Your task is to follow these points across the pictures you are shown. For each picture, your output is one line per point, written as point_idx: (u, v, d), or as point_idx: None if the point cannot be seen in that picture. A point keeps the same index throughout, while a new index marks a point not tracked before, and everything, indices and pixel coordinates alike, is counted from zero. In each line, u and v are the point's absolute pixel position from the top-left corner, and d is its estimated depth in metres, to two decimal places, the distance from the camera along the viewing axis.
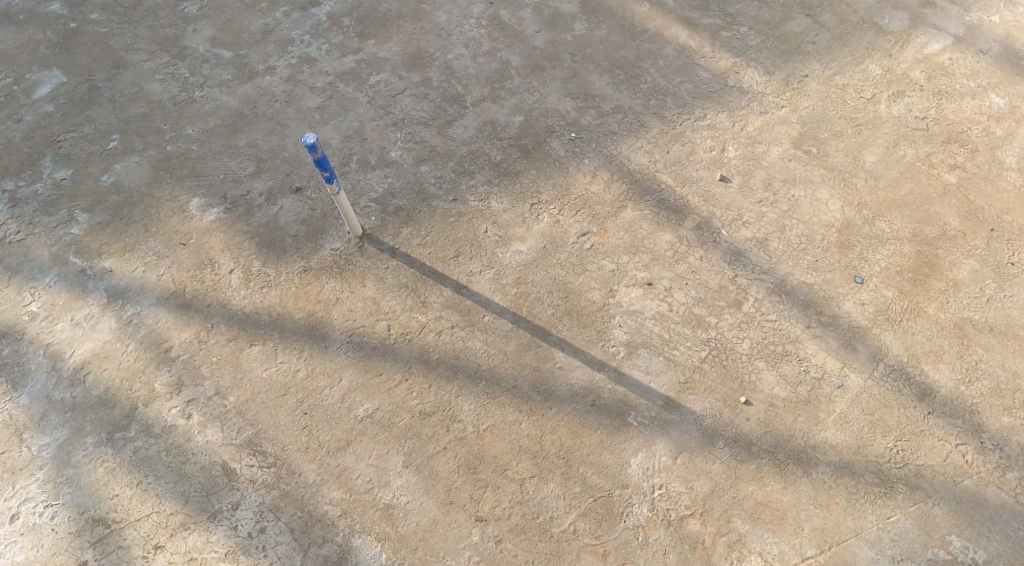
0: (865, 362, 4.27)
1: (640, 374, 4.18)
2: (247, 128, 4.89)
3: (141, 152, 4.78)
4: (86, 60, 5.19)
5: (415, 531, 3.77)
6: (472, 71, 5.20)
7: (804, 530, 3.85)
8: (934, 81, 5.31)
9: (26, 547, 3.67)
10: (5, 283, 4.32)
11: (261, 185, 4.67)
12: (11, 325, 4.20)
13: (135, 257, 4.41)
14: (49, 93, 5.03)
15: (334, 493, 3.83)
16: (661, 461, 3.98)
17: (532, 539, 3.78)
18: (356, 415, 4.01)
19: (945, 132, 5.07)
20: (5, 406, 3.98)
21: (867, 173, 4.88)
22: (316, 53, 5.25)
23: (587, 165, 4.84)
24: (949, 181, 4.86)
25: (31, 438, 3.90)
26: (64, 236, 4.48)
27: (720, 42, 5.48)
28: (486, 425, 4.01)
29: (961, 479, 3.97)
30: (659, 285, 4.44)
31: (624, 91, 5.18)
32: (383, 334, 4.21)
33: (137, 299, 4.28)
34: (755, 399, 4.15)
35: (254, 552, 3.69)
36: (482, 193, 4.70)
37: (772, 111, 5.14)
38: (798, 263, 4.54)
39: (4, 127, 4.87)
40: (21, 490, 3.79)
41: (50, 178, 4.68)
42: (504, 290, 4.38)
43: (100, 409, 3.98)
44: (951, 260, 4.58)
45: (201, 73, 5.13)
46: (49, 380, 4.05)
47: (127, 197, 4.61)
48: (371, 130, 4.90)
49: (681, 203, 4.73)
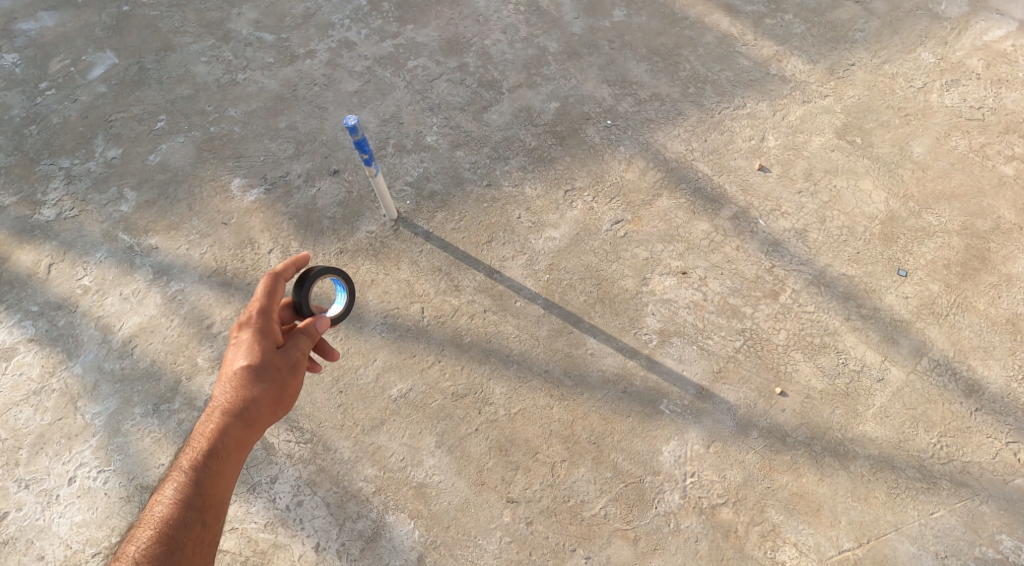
0: (907, 355, 4.18)
1: (672, 362, 4.17)
2: (288, 111, 5.01)
3: (187, 133, 4.94)
4: (137, 42, 5.38)
5: (448, 510, 3.83)
6: (509, 57, 5.23)
7: (841, 523, 3.80)
8: (993, 69, 5.15)
9: (81, 509, 3.84)
10: (61, 258, 4.51)
11: (300, 167, 4.78)
12: (66, 297, 4.39)
13: (180, 235, 4.57)
14: (101, 74, 5.23)
15: (368, 470, 3.91)
16: (694, 449, 3.96)
17: (563, 522, 3.81)
18: (390, 395, 4.09)
19: (1004, 123, 4.91)
20: (61, 374, 4.17)
21: (915, 164, 4.77)
22: (355, 37, 5.35)
23: (623, 153, 4.83)
24: (1004, 173, 4.72)
25: (85, 407, 4.08)
26: (115, 213, 4.66)
27: (763, 29, 5.41)
28: (517, 409, 4.05)
29: (1012, 478, 3.88)
30: (694, 274, 4.42)
31: (663, 78, 5.15)
32: (417, 317, 4.29)
33: (182, 276, 4.43)
34: (791, 390, 4.10)
35: (291, 524, 3.80)
36: (516, 179, 4.73)
37: (816, 100, 5.05)
38: (839, 255, 4.46)
39: (61, 107, 5.09)
40: (76, 454, 3.96)
41: (103, 157, 4.87)
42: (536, 276, 4.41)
43: (147, 380, 4.13)
44: (1004, 254, 4.45)
45: (245, 56, 5.27)
46: (100, 352, 4.22)
47: (172, 176, 4.78)
48: (408, 115, 4.98)
49: (719, 192, 4.69)
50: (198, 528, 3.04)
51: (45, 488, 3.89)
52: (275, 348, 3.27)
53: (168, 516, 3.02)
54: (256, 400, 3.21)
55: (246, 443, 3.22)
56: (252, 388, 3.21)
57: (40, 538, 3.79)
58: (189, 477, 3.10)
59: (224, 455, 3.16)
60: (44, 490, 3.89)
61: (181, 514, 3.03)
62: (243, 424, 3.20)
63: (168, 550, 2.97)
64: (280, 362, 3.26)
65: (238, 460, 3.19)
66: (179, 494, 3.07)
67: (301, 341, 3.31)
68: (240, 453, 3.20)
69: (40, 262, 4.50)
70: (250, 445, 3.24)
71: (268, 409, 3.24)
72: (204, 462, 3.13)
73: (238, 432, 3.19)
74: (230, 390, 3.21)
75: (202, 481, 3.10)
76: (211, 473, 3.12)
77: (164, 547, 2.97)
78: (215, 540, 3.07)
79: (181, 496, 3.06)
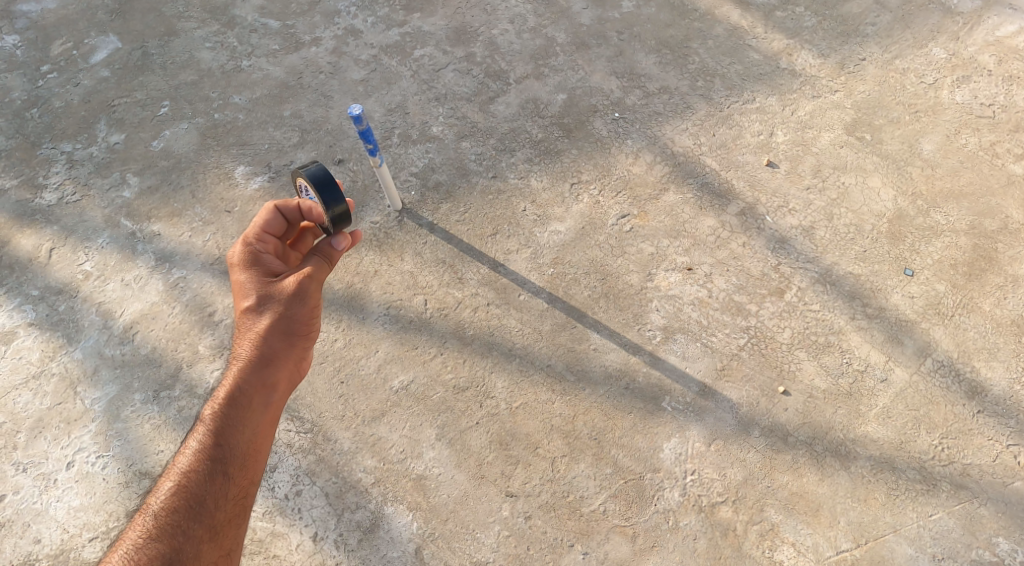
0: (911, 356, 4.15)
1: (676, 359, 4.14)
2: (293, 99, 4.96)
3: (190, 120, 4.90)
4: (140, 27, 5.33)
5: (447, 502, 3.82)
6: (516, 47, 5.18)
7: (840, 523, 3.79)
8: (1005, 66, 5.09)
9: (80, 494, 3.83)
10: (62, 242, 4.48)
11: (305, 156, 4.74)
12: (66, 282, 4.36)
13: (183, 223, 4.53)
14: (104, 58, 5.18)
15: (368, 461, 3.90)
16: (695, 447, 3.94)
17: (561, 517, 3.80)
18: (392, 386, 4.07)
19: (1014, 120, 4.86)
20: (61, 360, 4.15)
21: (924, 162, 4.72)
22: (361, 25, 5.29)
23: (630, 146, 4.78)
24: (1014, 172, 4.67)
25: (85, 392, 4.06)
26: (117, 199, 4.63)
27: (773, 22, 5.35)
28: (519, 403, 4.03)
29: (1011, 481, 3.86)
30: (699, 271, 4.39)
31: (671, 71, 5.09)
32: (420, 309, 4.26)
33: (184, 264, 4.40)
34: (794, 390, 4.08)
35: (289, 514, 3.79)
36: (522, 171, 4.68)
37: (825, 95, 5.00)
38: (845, 253, 4.43)
39: (63, 91, 5.04)
40: (75, 439, 3.95)
41: (105, 142, 4.83)
42: (541, 270, 4.38)
43: (147, 367, 4.11)
44: (1011, 254, 4.41)
45: (249, 42, 5.21)
46: (101, 337, 4.20)
47: (175, 163, 4.74)
48: (413, 105, 4.93)
49: (726, 187, 4.65)
50: (226, 475, 3.07)
51: (44, 472, 3.88)
52: (291, 284, 3.28)
53: (196, 468, 3.05)
54: (271, 343, 3.26)
55: (265, 386, 3.23)
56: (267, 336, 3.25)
57: (37, 521, 3.78)
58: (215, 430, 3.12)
59: (245, 403, 3.18)
60: (42, 474, 3.88)
61: (207, 464, 3.07)
62: (259, 366, 3.24)
63: (196, 498, 3.00)
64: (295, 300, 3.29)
65: (259, 404, 3.21)
66: (201, 445, 3.09)
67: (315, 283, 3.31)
68: (263, 396, 3.22)
69: (41, 247, 4.47)
70: (270, 388, 3.25)
71: (281, 348, 3.28)
72: (226, 411, 3.15)
73: (255, 380, 3.21)
74: (247, 341, 3.25)
75: (225, 428, 3.13)
76: (234, 419, 3.15)
77: (191, 495, 3.00)
78: (246, 485, 3.11)
79: (203, 447, 3.08)
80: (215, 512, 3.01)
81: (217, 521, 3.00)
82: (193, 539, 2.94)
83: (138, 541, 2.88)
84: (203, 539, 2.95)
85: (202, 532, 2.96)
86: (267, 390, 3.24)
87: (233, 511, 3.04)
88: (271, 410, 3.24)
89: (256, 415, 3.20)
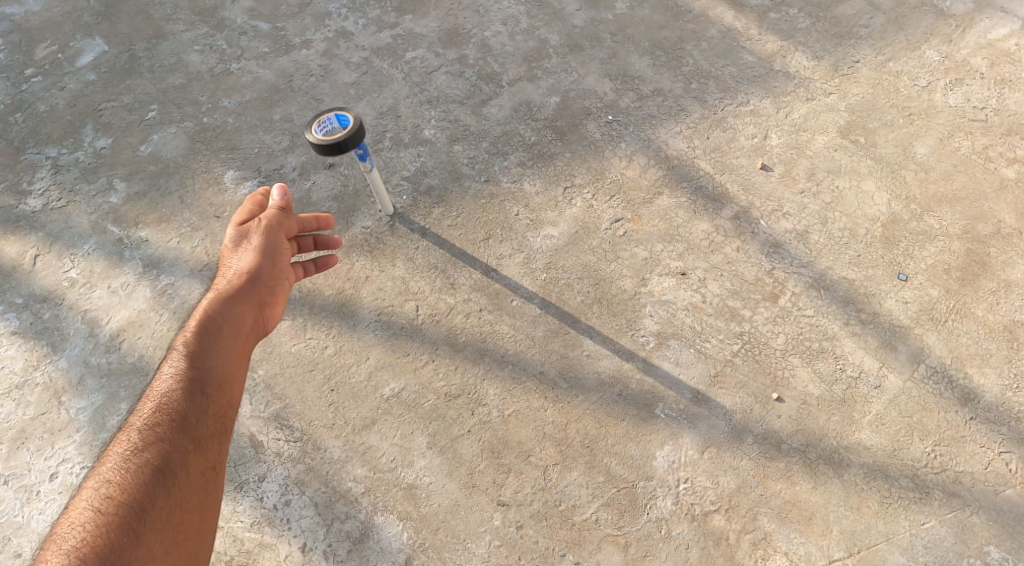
0: (905, 362, 4.13)
1: (669, 366, 4.11)
2: (283, 102, 4.89)
3: (179, 124, 4.82)
4: (127, 29, 5.24)
5: (438, 512, 3.78)
6: (509, 49, 5.12)
7: (833, 532, 3.77)
8: (997, 68, 5.07)
9: (63, 505, 3.76)
10: (47, 249, 4.40)
11: (295, 160, 4.67)
12: (51, 290, 4.28)
13: (171, 228, 4.46)
14: (90, 61, 5.09)
15: (358, 470, 3.85)
16: (688, 455, 3.91)
17: (553, 526, 3.76)
18: (382, 394, 4.02)
19: (1006, 124, 4.84)
20: (45, 368, 4.08)
21: (918, 166, 4.70)
22: (352, 26, 5.22)
23: (623, 149, 4.74)
24: (1006, 176, 4.65)
25: (70, 401, 3.99)
26: (104, 204, 4.55)
27: (767, 24, 5.31)
28: (511, 411, 3.99)
29: (1003, 489, 3.85)
30: (693, 276, 4.35)
31: (665, 73, 5.05)
32: (411, 315, 4.21)
33: (172, 270, 4.33)
34: (788, 396, 4.05)
35: (278, 524, 3.74)
36: (515, 175, 4.63)
37: (819, 98, 4.97)
38: (839, 258, 4.40)
39: (48, 94, 4.95)
40: (60, 450, 3.88)
41: (91, 147, 4.75)
42: (534, 275, 4.33)
43: (134, 376, 4.05)
44: (1004, 259, 4.40)
45: (239, 44, 5.14)
46: (87, 346, 4.13)
47: (163, 167, 4.66)
48: (405, 108, 4.87)
49: (720, 191, 4.61)
50: (187, 418, 3.05)
51: (26, 484, 3.82)
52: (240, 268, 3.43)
53: (156, 412, 3.04)
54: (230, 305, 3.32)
55: (225, 339, 3.26)
56: (234, 294, 3.33)
57: (19, 534, 3.72)
58: (174, 378, 3.12)
59: (218, 328, 3.27)
60: (24, 485, 3.81)
61: (186, 383, 3.12)
62: (218, 322, 3.28)
63: (160, 437, 2.98)
64: (252, 272, 3.42)
65: (218, 352, 3.23)
66: (163, 393, 3.09)
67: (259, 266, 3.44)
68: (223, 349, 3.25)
69: (25, 254, 4.39)
70: (231, 341, 3.28)
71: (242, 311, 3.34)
72: (187, 360, 3.17)
73: (226, 307, 3.31)
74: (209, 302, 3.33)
75: (185, 373, 3.14)
76: (193, 367, 3.16)
77: (155, 436, 2.98)
78: (227, 403, 3.15)
79: (163, 392, 3.08)
80: (179, 450, 2.98)
81: (202, 433, 3.04)
82: (181, 446, 2.99)
83: (105, 483, 2.85)
84: (167, 475, 2.91)
85: (169, 467, 2.93)
86: (239, 316, 3.32)
87: (197, 450, 3.01)
88: (231, 360, 3.25)
89: (215, 363, 3.20)
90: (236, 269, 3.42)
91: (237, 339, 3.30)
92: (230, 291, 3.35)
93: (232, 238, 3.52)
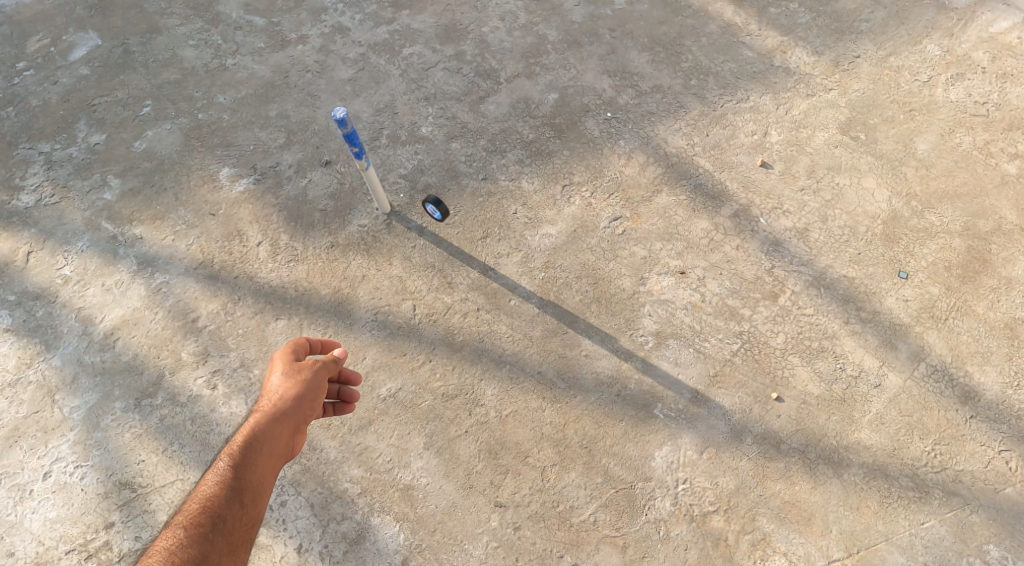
0: (906, 361, 4.10)
1: (668, 366, 4.08)
2: (279, 98, 4.84)
3: (173, 120, 4.77)
4: (120, 23, 5.18)
5: (435, 513, 3.75)
6: (507, 45, 5.07)
7: (832, 533, 3.75)
8: (999, 63, 5.03)
9: (57, 505, 3.74)
10: (40, 246, 4.36)
11: (291, 157, 4.62)
12: (44, 288, 4.25)
13: (165, 226, 4.42)
14: (83, 56, 5.04)
15: (355, 470, 3.83)
16: (687, 456, 3.89)
17: (551, 527, 3.74)
18: (379, 394, 3.99)
19: (1008, 119, 4.80)
20: (39, 367, 4.04)
21: (919, 162, 4.66)
22: (349, 22, 5.17)
23: (622, 146, 4.70)
24: (1008, 171, 4.62)
25: (63, 400, 3.96)
26: (98, 201, 4.51)
27: (767, 18, 5.26)
28: (509, 411, 3.96)
29: (1003, 487, 3.83)
30: (693, 274, 4.32)
31: (664, 69, 5.00)
32: (408, 314, 4.18)
33: (166, 268, 4.29)
34: (787, 396, 4.02)
35: (274, 525, 3.71)
36: (513, 173, 4.59)
37: (820, 94, 4.92)
38: (840, 256, 4.37)
39: (40, 89, 4.90)
40: (53, 449, 3.85)
41: (85, 142, 4.70)
42: (532, 274, 4.30)
43: (128, 374, 4.02)
44: (1005, 256, 4.37)
45: (234, 39, 5.09)
46: (80, 344, 4.09)
47: (158, 164, 4.62)
48: (402, 105, 4.82)
49: (720, 188, 4.58)
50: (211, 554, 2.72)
51: (18, 483, 3.79)
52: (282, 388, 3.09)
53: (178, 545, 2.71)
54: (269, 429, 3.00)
55: (259, 466, 2.93)
56: (274, 414, 3.02)
57: (12, 533, 3.70)
58: (205, 510, 2.80)
59: (260, 451, 2.95)
60: (17, 484, 3.79)
61: (213, 509, 2.81)
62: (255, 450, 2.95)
63: None
64: (295, 395, 3.08)
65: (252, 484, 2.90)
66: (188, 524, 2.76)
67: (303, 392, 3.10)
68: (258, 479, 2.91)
69: (18, 250, 4.35)
70: (265, 469, 2.95)
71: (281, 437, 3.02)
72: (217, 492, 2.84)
73: (272, 427, 3.00)
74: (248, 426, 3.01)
75: (215, 508, 2.81)
76: (224, 499, 2.83)
77: None
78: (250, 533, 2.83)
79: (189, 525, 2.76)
80: None
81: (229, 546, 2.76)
82: (214, 552, 2.73)
83: None
84: None
85: None
86: (283, 439, 3.02)
87: None
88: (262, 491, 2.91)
89: (247, 496, 2.87)
90: (287, 389, 3.08)
91: (278, 464, 3.00)
92: (270, 414, 3.02)
93: (287, 360, 3.17)
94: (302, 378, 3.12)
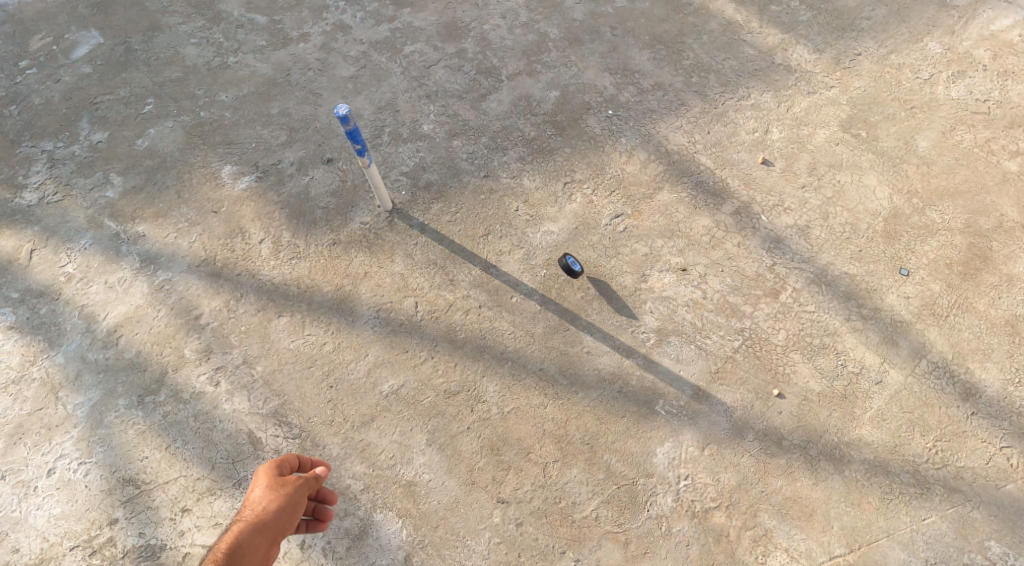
0: (907, 357, 4.11)
1: (670, 362, 4.09)
2: (280, 96, 4.85)
3: (175, 118, 4.79)
4: (122, 21, 5.20)
5: (437, 509, 3.76)
6: (508, 43, 5.08)
7: (834, 529, 3.76)
8: (1000, 61, 5.03)
9: (61, 501, 3.75)
10: (43, 244, 4.38)
11: (293, 155, 4.64)
12: (48, 285, 4.26)
13: (168, 223, 4.44)
14: (86, 54, 5.05)
15: (357, 467, 3.84)
16: (688, 452, 3.89)
17: (553, 523, 3.75)
18: (381, 390, 4.00)
19: (1008, 116, 4.80)
20: (42, 364, 4.06)
21: (920, 159, 4.66)
22: (350, 20, 5.17)
23: (623, 144, 4.71)
24: (1009, 169, 4.62)
25: (67, 397, 3.98)
26: (100, 199, 4.52)
27: (769, 16, 5.27)
28: (511, 407, 3.97)
29: (1004, 484, 3.83)
30: (694, 272, 4.33)
31: (665, 67, 5.01)
32: (410, 311, 4.19)
33: (169, 265, 4.31)
34: (789, 393, 4.03)
35: None
36: (514, 170, 4.60)
37: (821, 92, 4.93)
38: (840, 253, 4.37)
39: (43, 87, 4.91)
40: (57, 446, 3.87)
41: (87, 140, 4.72)
42: (533, 271, 4.31)
43: (131, 371, 4.03)
44: (1006, 253, 4.37)
45: (236, 38, 5.10)
46: (84, 341, 4.11)
47: (160, 162, 4.63)
48: (404, 103, 4.83)
49: (721, 186, 4.58)
50: None
51: (23, 479, 3.80)
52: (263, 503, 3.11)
53: None
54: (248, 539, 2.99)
55: None
56: (251, 524, 3.02)
57: (16, 529, 3.71)
58: None
59: (239, 558, 2.94)
60: (21, 481, 3.80)
61: None
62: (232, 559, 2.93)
63: None
64: (274, 510, 3.10)
65: None
66: None
67: (282, 505, 3.12)
68: None
69: (21, 248, 4.37)
70: None
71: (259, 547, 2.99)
72: None
73: (251, 536, 3.00)
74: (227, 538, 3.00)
75: None
76: None
77: None
78: None
79: None
80: None
81: None
82: None
83: None
84: None
85: None
86: (262, 550, 2.99)
87: None
88: None
89: None
90: (268, 501, 3.12)
91: None
92: (247, 525, 3.02)
93: (271, 474, 3.23)
94: (284, 492, 3.17)
